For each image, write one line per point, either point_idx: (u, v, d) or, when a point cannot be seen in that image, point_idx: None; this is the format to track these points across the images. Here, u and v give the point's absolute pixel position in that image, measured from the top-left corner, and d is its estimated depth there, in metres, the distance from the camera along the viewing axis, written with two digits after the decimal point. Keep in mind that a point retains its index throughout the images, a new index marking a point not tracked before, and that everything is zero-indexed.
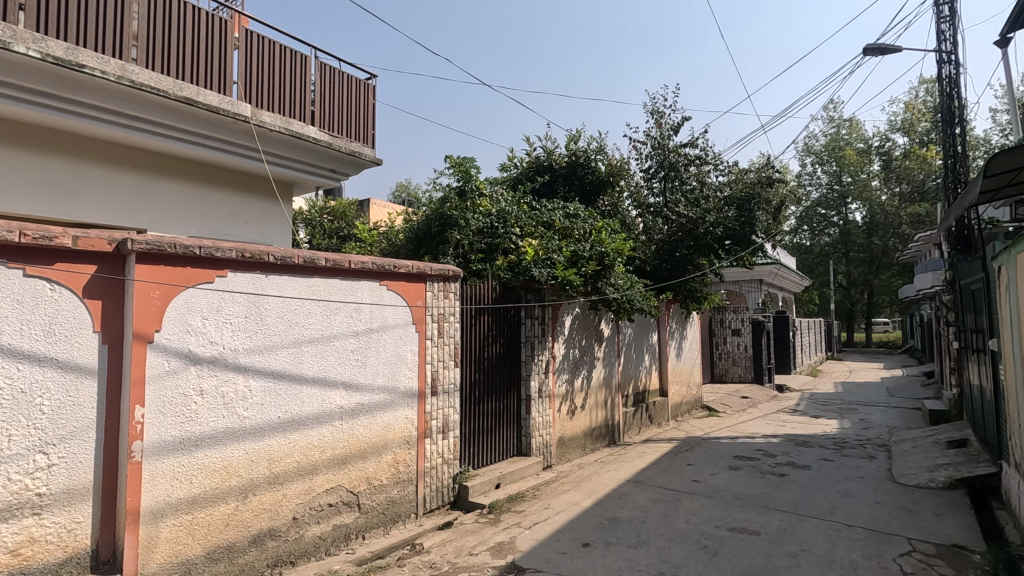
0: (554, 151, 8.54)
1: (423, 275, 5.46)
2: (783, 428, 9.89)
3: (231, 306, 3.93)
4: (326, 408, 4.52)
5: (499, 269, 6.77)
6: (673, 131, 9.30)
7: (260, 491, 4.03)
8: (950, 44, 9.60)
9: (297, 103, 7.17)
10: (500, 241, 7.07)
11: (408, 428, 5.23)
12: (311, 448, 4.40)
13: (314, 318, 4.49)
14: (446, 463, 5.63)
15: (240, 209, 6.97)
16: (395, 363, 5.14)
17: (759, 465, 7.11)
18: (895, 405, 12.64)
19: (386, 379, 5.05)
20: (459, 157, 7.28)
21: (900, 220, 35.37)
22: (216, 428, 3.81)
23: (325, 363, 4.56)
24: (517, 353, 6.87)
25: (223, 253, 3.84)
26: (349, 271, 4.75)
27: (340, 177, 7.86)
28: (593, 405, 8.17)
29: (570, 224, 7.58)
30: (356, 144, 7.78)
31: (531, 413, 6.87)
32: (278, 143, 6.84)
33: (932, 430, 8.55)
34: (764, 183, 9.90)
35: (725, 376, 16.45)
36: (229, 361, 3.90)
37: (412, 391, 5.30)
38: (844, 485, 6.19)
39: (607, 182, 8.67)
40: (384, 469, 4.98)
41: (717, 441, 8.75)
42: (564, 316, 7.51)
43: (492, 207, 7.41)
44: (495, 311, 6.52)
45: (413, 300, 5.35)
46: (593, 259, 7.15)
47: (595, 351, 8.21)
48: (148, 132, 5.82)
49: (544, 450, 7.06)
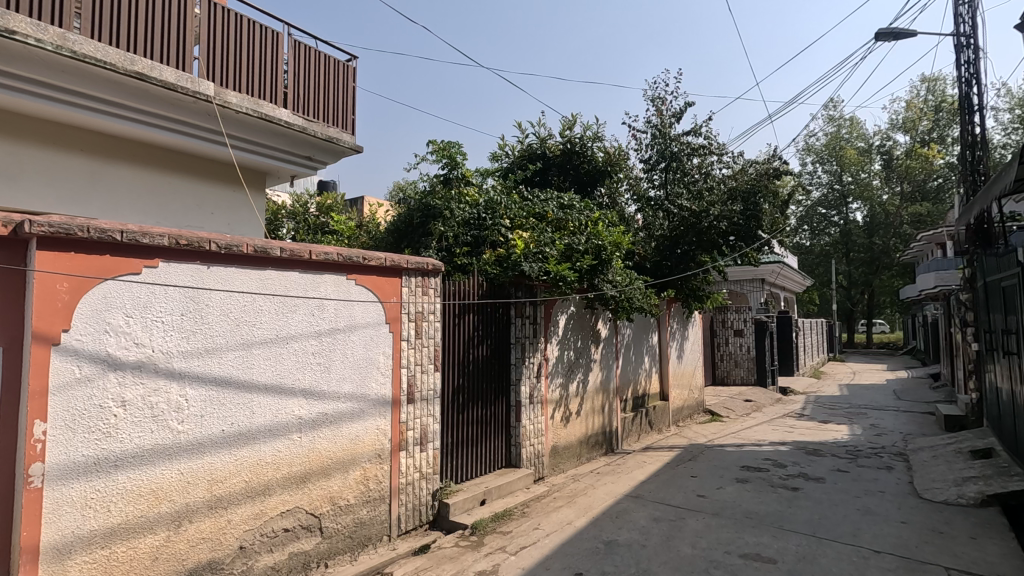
0: (548, 138, 7.94)
1: (398, 269, 4.89)
2: (791, 434, 9.34)
3: (163, 302, 3.36)
4: (282, 419, 3.96)
5: (486, 264, 6.21)
6: (674, 119, 8.73)
7: (198, 518, 3.46)
8: (968, 27, 9.06)
9: (268, 84, 6.60)
10: (488, 233, 6.50)
11: (380, 440, 4.66)
12: (263, 466, 3.83)
13: (267, 316, 3.91)
14: (424, 478, 5.06)
15: (207, 198, 6.42)
16: (365, 368, 4.57)
17: (769, 477, 6.55)
18: (904, 409, 12.10)
19: (354, 385, 4.48)
20: (443, 142, 6.70)
21: (901, 219, 34.87)
22: (142, 445, 3.23)
23: (280, 368, 3.98)
24: (506, 356, 6.30)
25: (151, 239, 3.27)
26: (310, 263, 4.19)
27: (317, 165, 7.30)
28: (590, 411, 7.60)
29: (564, 215, 7.00)
30: (333, 130, 7.23)
31: (521, 420, 6.31)
32: (246, 125, 6.28)
33: (951, 437, 8.00)
34: (771, 175, 9.34)
35: (727, 378, 15.91)
36: (160, 366, 3.33)
37: (385, 399, 4.73)
38: (864, 501, 5.63)
39: (605, 172, 8.12)
40: (351, 487, 4.40)
41: (722, 450, 8.19)
42: (557, 315, 6.95)
43: (479, 197, 6.84)
44: (481, 309, 5.95)
45: (386, 296, 4.78)
46: (589, 253, 6.58)
47: (591, 353, 7.65)
48: (96, 110, 5.24)
49: (536, 461, 6.49)
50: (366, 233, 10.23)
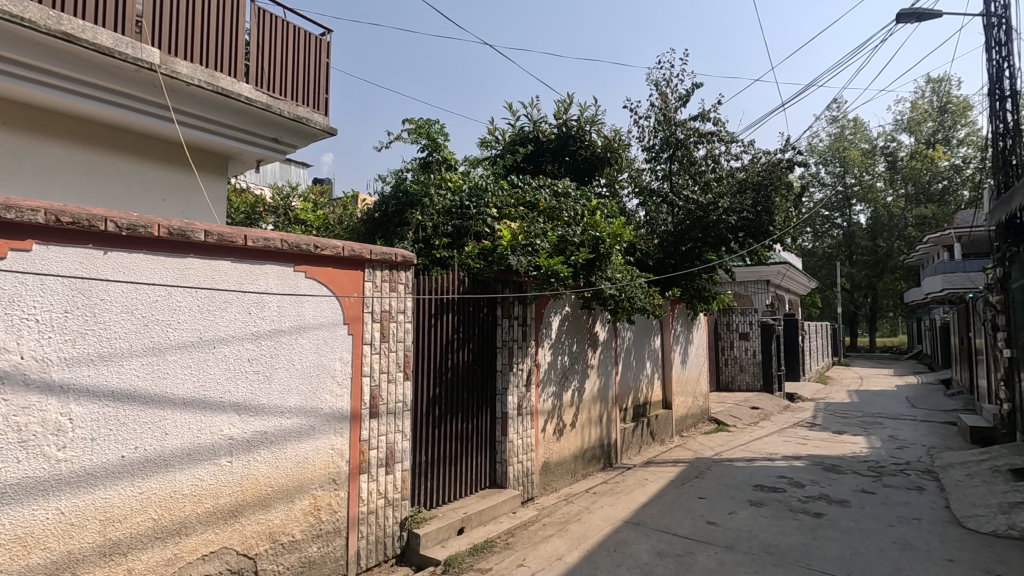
0: (541, 121, 7.19)
1: (360, 260, 4.18)
2: (805, 447, 8.61)
3: (39, 295, 2.64)
4: (206, 441, 3.23)
5: (468, 257, 5.47)
6: (679, 103, 7.98)
7: (85, 570, 2.75)
8: (1000, 6, 8.33)
9: (226, 55, 5.89)
10: (471, 223, 5.78)
11: (335, 463, 3.94)
12: (181, 499, 3.11)
13: (186, 315, 3.19)
14: (391, 505, 4.33)
15: (158, 181, 5.78)
16: (316, 377, 3.85)
17: (787, 500, 5.83)
18: (922, 418, 11.36)
19: (302, 398, 3.76)
20: (421, 119, 5.94)
21: (905, 221, 34.20)
22: (4, 480, 2.51)
23: (205, 379, 3.25)
24: (491, 361, 5.59)
25: (19, 214, 2.55)
26: (246, 252, 3.47)
27: (285, 148, 6.61)
28: (586, 421, 6.88)
29: (558, 204, 6.26)
30: (303, 110, 6.54)
31: (508, 435, 5.58)
32: (201, 101, 5.62)
33: (983, 451, 7.30)
34: (784, 166, 8.59)
35: (732, 383, 15.18)
36: (32, 378, 2.61)
37: (342, 413, 4.01)
38: (899, 531, 4.90)
39: (603, 160, 7.41)
40: (296, 520, 3.68)
41: (731, 465, 7.47)
42: (549, 316, 6.22)
43: (463, 183, 6.11)
44: (462, 308, 5.25)
45: (344, 291, 4.05)
46: (585, 246, 5.85)
47: (587, 357, 6.92)
48: (21, 77, 4.54)
49: (524, 481, 5.76)
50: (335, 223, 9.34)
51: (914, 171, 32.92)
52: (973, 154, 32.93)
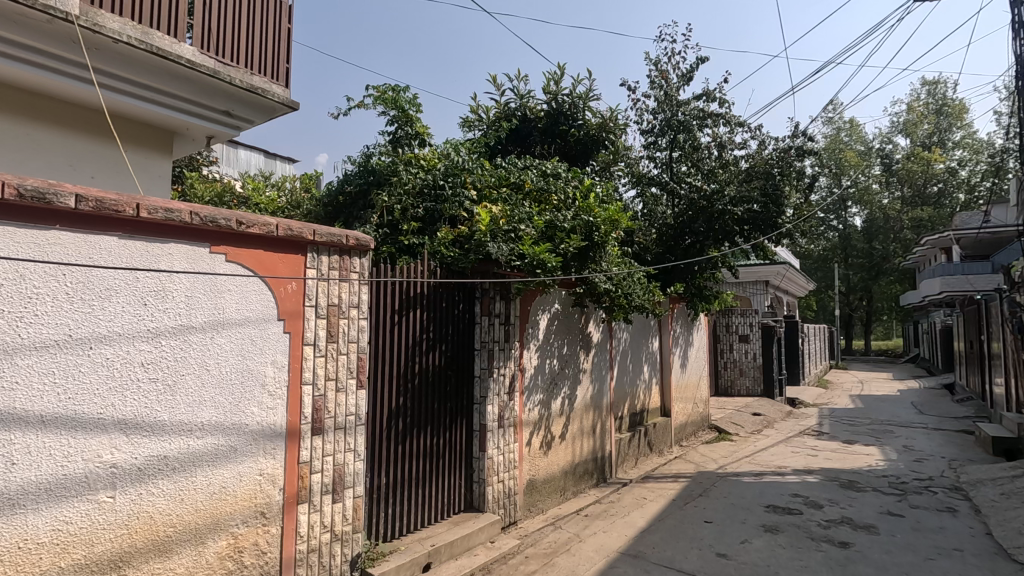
0: (528, 96, 6.43)
1: (301, 243, 3.42)
2: (816, 459, 7.90)
3: None
4: (76, 471, 2.46)
5: (442, 245, 4.74)
6: (683, 80, 7.23)
7: None
8: None
9: (163, 12, 5.12)
10: (446, 206, 5.02)
11: (263, 492, 3.17)
12: (34, 550, 2.34)
13: (50, 307, 2.42)
14: (338, 541, 3.57)
15: (85, 153, 5.05)
16: (238, 386, 3.09)
17: (806, 524, 5.12)
18: (934, 426, 10.71)
19: (219, 414, 2.99)
20: (388, 84, 5.15)
21: (902, 224, 33.76)
22: None
23: (74, 391, 2.47)
24: (467, 365, 4.85)
25: None
26: (142, 226, 2.72)
27: (237, 122, 5.88)
28: (578, 433, 6.13)
29: (547, 185, 5.50)
30: (259, 80, 5.78)
31: (486, 451, 4.83)
32: (131, 62, 4.88)
33: (1014, 465, 6.63)
34: (795, 153, 7.90)
35: (731, 388, 14.49)
36: None
37: (275, 430, 3.25)
38: (941, 566, 4.21)
39: (597, 141, 6.68)
40: (208, 567, 2.92)
41: (738, 480, 6.75)
42: (536, 313, 5.49)
43: (440, 162, 5.35)
44: (432, 304, 4.51)
45: (279, 279, 3.29)
46: (576, 232, 5.09)
47: (579, 361, 6.18)
48: None
49: (505, 503, 5.00)
50: (293, 204, 8.30)
51: (911, 172, 32.54)
52: (969, 156, 32.68)
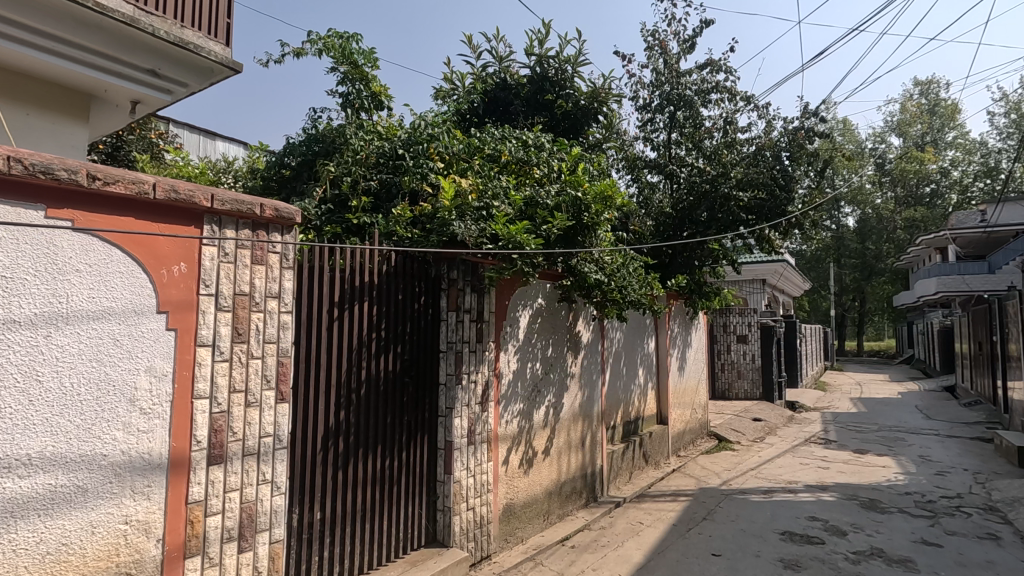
0: (508, 60, 5.63)
1: (194, 211, 2.59)
2: (829, 473, 7.15)
3: None
4: None
5: (398, 224, 3.97)
6: (685, 48, 6.43)
7: None
8: None
9: None
10: (405, 177, 4.22)
11: (130, 546, 2.33)
12: None
13: None
14: None
15: None
16: (91, 403, 2.25)
17: (831, 557, 4.35)
18: (948, 434, 10.02)
19: (59, 445, 2.15)
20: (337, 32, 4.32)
21: (896, 224, 33.33)
22: None
23: None
24: (430, 370, 4.03)
25: None
26: None
27: (165, 83, 5.03)
28: (565, 446, 5.32)
29: (529, 157, 4.66)
30: (191, 33, 4.91)
31: (453, 473, 4.02)
32: (25, 3, 3.98)
33: None
34: (806, 133, 7.13)
35: (728, 391, 13.75)
36: None
37: (150, 460, 2.41)
38: None
39: (586, 113, 5.88)
40: None
41: (745, 498, 5.98)
42: (515, 309, 4.68)
43: (401, 130, 4.58)
44: (384, 295, 3.68)
45: (158, 259, 2.46)
46: (562, 210, 4.28)
47: (567, 364, 5.38)
48: None
49: (475, 535, 4.17)
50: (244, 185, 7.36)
51: (905, 172, 32.10)
52: (962, 157, 32.28)
